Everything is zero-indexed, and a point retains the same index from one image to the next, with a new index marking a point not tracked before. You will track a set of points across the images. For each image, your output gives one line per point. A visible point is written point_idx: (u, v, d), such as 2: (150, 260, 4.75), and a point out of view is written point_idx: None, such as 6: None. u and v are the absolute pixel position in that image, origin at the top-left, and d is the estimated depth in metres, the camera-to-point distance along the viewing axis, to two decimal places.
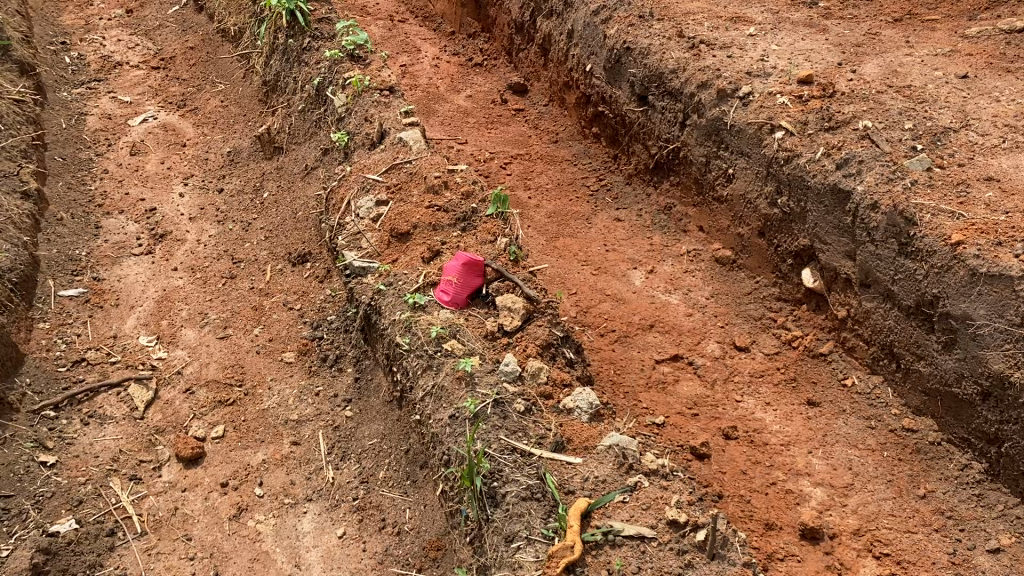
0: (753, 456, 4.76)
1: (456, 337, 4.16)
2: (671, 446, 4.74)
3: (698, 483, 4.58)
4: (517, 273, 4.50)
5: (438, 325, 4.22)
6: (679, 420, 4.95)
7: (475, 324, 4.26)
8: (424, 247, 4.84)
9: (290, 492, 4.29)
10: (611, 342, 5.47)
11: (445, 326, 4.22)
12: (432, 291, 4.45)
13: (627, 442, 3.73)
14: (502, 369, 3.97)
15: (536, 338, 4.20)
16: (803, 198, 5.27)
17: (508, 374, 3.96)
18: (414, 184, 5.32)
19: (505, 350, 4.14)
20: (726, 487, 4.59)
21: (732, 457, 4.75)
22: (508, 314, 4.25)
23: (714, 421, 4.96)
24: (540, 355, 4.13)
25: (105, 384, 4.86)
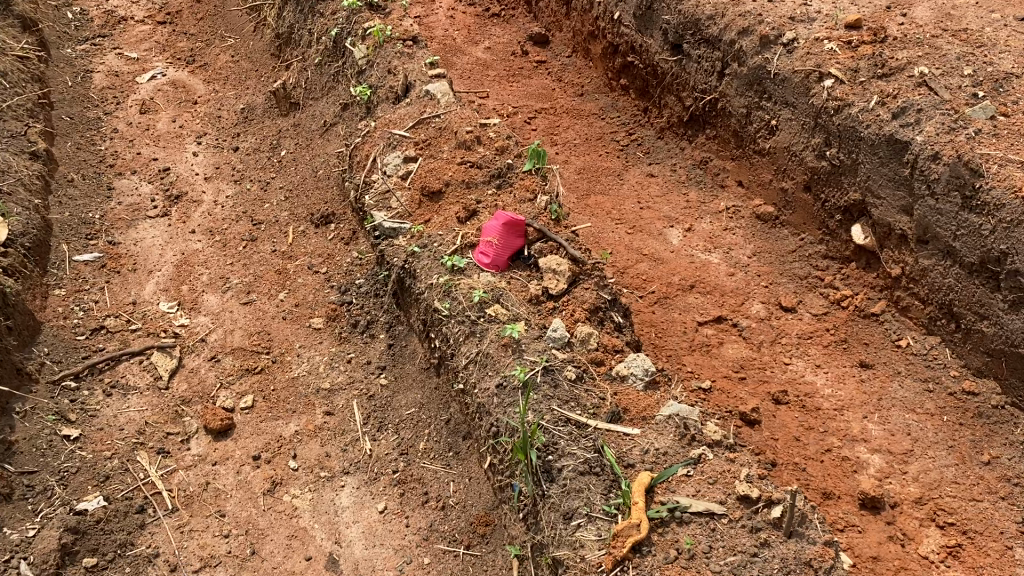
0: (805, 422, 4.56)
1: (499, 301, 3.93)
2: (720, 412, 4.55)
3: (749, 451, 4.39)
4: (559, 234, 4.25)
5: (479, 289, 3.99)
6: (727, 385, 4.75)
7: (517, 287, 4.03)
8: (458, 206, 4.59)
9: (326, 465, 4.09)
10: (651, 304, 5.25)
11: (487, 289, 3.99)
12: (470, 253, 4.21)
13: (687, 412, 3.51)
14: (550, 335, 3.75)
15: (583, 302, 3.97)
16: (854, 149, 5.00)
17: (556, 342, 3.74)
18: (444, 140, 5.05)
19: (551, 315, 3.91)
20: (779, 455, 4.39)
21: (783, 423, 4.55)
22: (552, 277, 4.01)
23: (763, 386, 4.75)
24: (588, 320, 3.91)
25: (127, 352, 4.69)
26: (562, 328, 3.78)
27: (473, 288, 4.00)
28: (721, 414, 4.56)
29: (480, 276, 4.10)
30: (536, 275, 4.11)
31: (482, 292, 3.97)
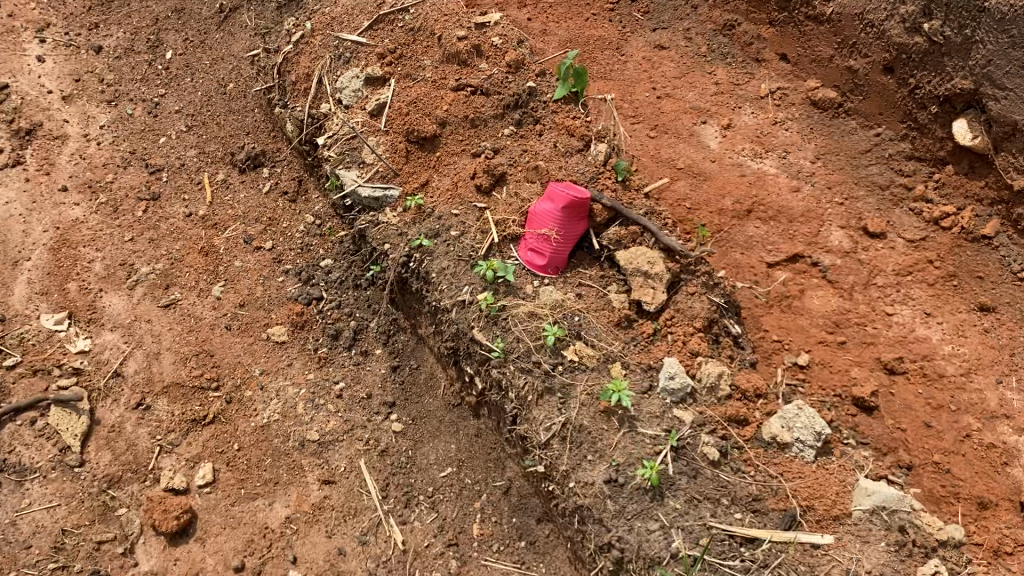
0: (929, 400, 3.36)
1: (579, 335, 2.67)
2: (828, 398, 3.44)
3: (875, 454, 3.34)
4: (636, 205, 2.94)
5: (544, 315, 2.70)
6: (824, 358, 3.57)
7: (596, 304, 2.77)
8: (471, 166, 3.18)
9: (341, 571, 2.86)
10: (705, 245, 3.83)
11: (556, 313, 2.70)
12: (514, 250, 2.89)
13: (895, 496, 2.41)
14: (666, 388, 2.55)
15: (693, 318, 2.74)
16: (971, 23, 3.56)
17: (678, 399, 2.57)
18: (423, 48, 3.51)
19: (655, 347, 2.70)
20: (910, 455, 3.31)
21: (906, 407, 3.37)
22: (644, 284, 2.76)
23: (865, 358, 3.54)
24: (708, 346, 2.73)
25: (9, 409, 3.20)
26: (683, 374, 2.59)
27: (535, 314, 2.70)
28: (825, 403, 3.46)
29: (539, 288, 2.81)
30: (616, 277, 2.85)
31: (550, 319, 2.69)
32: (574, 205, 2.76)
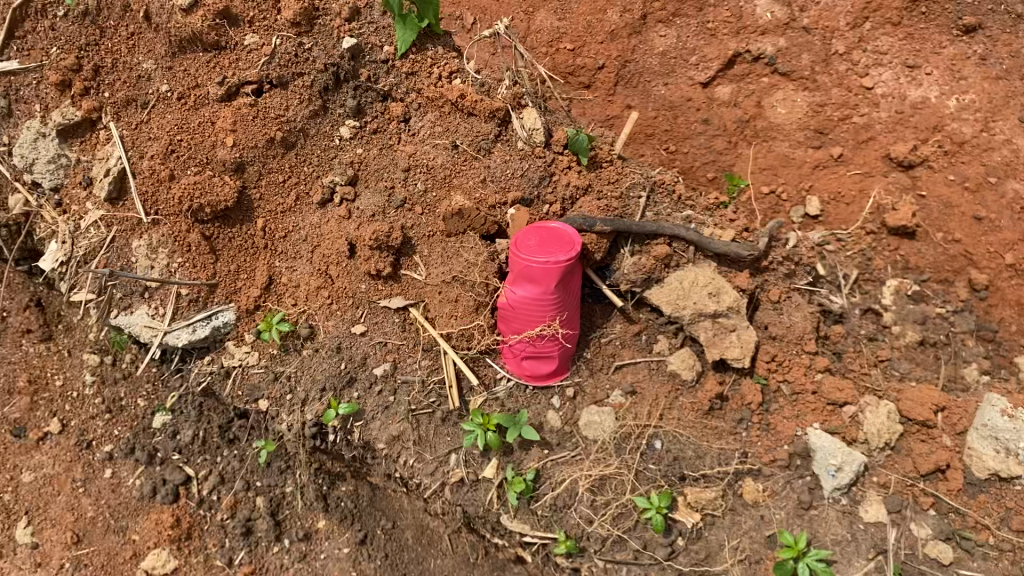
0: (962, 188, 1.67)
1: (680, 471, 1.66)
2: (868, 260, 1.80)
3: (944, 287, 1.74)
4: (632, 205, 1.82)
5: (616, 471, 1.65)
6: (835, 190, 1.80)
7: (664, 393, 1.74)
8: (337, 230, 1.90)
9: None
10: (627, 114, 1.89)
11: (630, 455, 1.67)
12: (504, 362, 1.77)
13: None
14: (836, 490, 1.66)
15: (799, 342, 1.76)
16: None
17: (854, 491, 1.70)
18: (129, 43, 1.93)
19: (776, 416, 1.74)
20: (982, 275, 1.69)
21: (947, 220, 1.70)
22: (719, 332, 1.71)
23: (873, 173, 1.75)
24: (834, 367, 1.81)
25: None
26: (847, 448, 1.69)
27: (602, 476, 1.64)
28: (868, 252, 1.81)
29: (570, 412, 1.73)
30: (658, 326, 1.78)
31: (628, 472, 1.65)
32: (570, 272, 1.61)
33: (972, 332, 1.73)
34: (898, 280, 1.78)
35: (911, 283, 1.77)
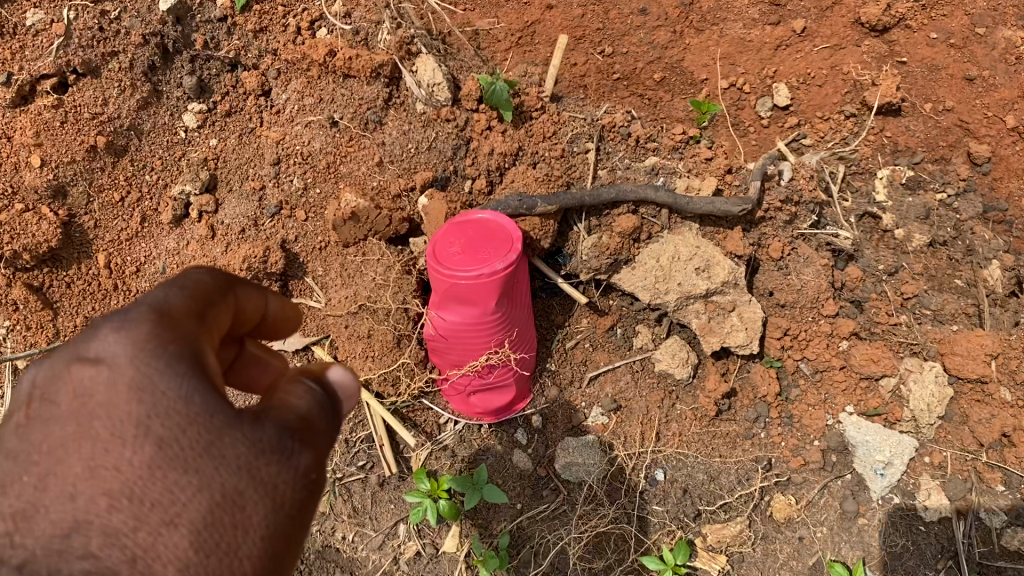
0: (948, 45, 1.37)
1: (693, 506, 1.30)
2: (858, 150, 1.47)
3: (940, 167, 1.45)
4: (577, 164, 1.39)
5: (613, 524, 1.28)
6: (801, 73, 1.43)
7: (656, 402, 1.35)
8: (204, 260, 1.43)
9: None
10: (549, 16, 1.43)
11: (628, 499, 1.30)
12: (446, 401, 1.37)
13: None
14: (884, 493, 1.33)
15: (816, 306, 1.38)
16: None
17: (904, 483, 1.33)
18: None
19: (800, 405, 1.38)
20: (983, 145, 1.40)
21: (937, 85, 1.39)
22: (716, 315, 1.32)
23: (843, 45, 1.41)
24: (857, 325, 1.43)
25: None
26: (890, 433, 1.33)
27: (596, 536, 1.28)
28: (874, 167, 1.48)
29: (542, 447, 1.34)
30: (634, 315, 1.38)
31: (629, 523, 1.29)
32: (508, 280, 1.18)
33: (981, 217, 1.43)
34: (890, 168, 1.47)
35: (906, 170, 1.46)
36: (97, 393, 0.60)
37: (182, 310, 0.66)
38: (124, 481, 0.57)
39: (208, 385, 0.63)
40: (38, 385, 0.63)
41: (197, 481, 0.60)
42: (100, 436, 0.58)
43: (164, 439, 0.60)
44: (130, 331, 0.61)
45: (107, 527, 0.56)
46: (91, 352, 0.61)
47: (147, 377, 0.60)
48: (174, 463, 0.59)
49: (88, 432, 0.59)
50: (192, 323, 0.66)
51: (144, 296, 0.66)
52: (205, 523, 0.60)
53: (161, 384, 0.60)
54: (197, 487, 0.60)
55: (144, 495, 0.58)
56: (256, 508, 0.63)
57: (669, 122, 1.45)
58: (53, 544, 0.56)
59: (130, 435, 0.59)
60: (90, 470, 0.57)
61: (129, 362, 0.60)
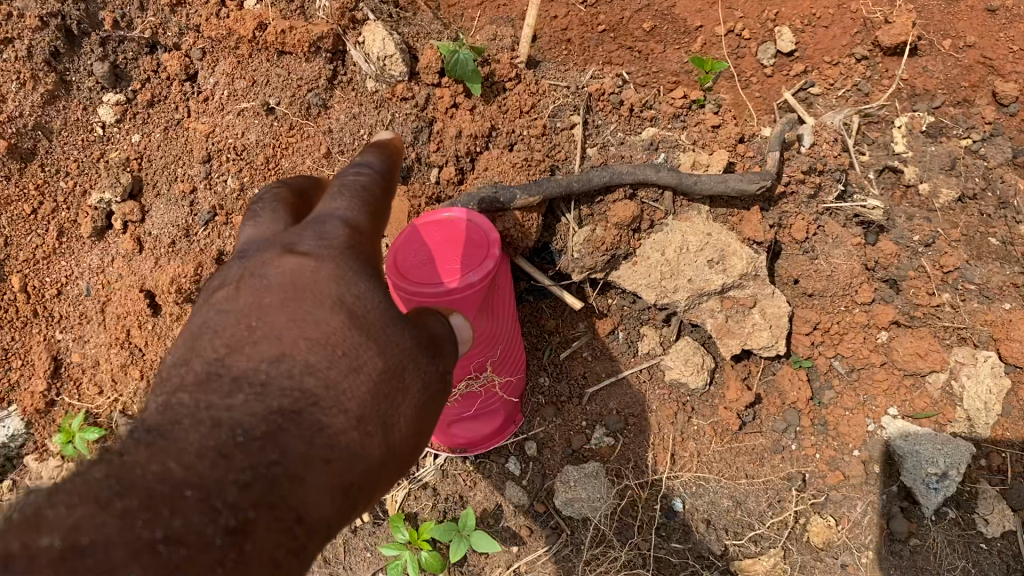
0: None
1: (717, 539, 1.12)
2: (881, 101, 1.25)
3: (962, 111, 1.24)
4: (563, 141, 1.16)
5: (626, 569, 1.11)
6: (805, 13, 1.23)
7: (668, 417, 1.16)
8: (133, 279, 1.21)
9: None
10: None
11: (642, 538, 1.12)
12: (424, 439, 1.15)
13: None
14: (931, 503, 1.10)
15: (849, 293, 1.18)
16: None
17: (958, 492, 1.13)
18: None
19: (835, 410, 1.18)
20: (1010, 84, 1.21)
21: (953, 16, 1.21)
22: (734, 314, 1.13)
23: None
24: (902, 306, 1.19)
25: None
26: (946, 438, 1.11)
27: None
28: (892, 117, 1.25)
29: (539, 474, 1.16)
30: (638, 316, 1.18)
31: (644, 565, 1.11)
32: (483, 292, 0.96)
33: (1012, 164, 1.22)
34: (908, 116, 1.24)
35: (925, 115, 1.24)
36: (299, 277, 0.62)
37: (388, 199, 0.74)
38: (329, 340, 0.60)
39: (371, 269, 0.67)
40: (244, 250, 0.67)
41: (376, 346, 0.63)
42: (292, 307, 0.60)
43: (350, 314, 0.62)
44: (333, 237, 0.65)
45: (293, 372, 0.57)
46: (300, 249, 0.65)
47: (347, 272, 0.64)
48: (363, 323, 0.63)
49: (270, 309, 0.60)
50: (374, 225, 0.70)
51: (329, 203, 0.69)
52: (380, 378, 0.62)
53: (357, 285, 0.64)
54: (376, 350, 0.62)
55: (338, 346, 0.60)
56: (419, 381, 0.66)
57: (662, 77, 1.24)
58: (240, 381, 0.55)
59: (321, 304, 0.61)
60: (293, 323, 0.59)
61: (335, 257, 0.64)
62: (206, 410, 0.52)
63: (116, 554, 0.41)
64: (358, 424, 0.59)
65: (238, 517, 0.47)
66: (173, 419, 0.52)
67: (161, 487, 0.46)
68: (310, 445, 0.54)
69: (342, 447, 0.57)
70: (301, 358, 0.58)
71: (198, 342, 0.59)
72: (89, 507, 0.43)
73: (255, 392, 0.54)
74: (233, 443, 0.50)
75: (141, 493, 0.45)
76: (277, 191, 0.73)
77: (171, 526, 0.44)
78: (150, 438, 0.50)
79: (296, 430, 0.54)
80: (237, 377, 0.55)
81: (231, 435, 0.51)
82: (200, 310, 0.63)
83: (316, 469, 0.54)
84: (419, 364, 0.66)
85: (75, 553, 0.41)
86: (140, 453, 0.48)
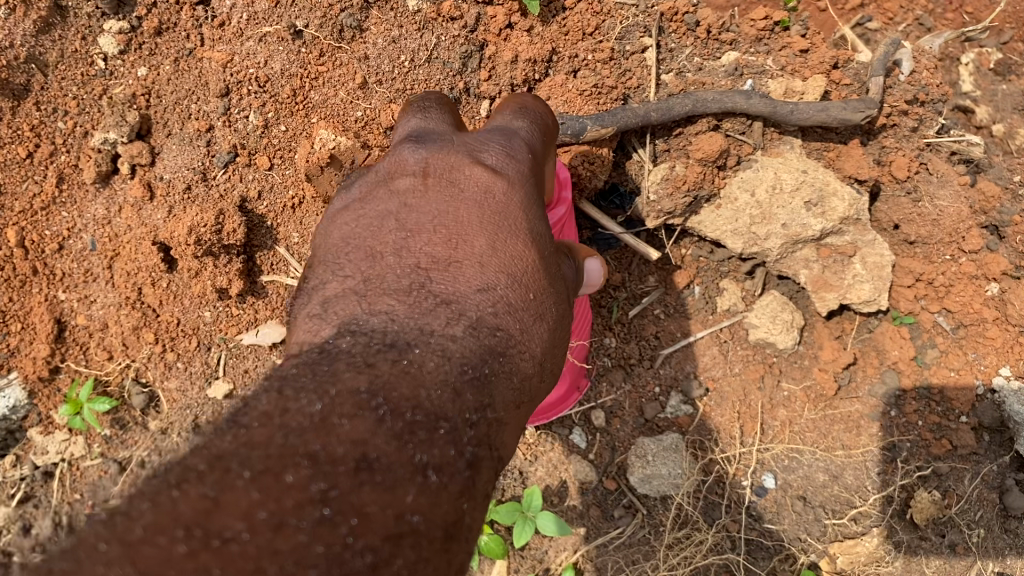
0: None
1: (816, 519, 1.01)
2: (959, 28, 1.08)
3: None
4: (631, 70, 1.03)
5: (714, 554, 1.02)
6: None
7: (754, 380, 1.05)
8: (144, 231, 1.04)
9: None
10: None
11: (730, 518, 1.02)
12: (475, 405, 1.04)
13: None
14: None
15: (956, 239, 1.01)
16: None
17: None
18: None
19: (940, 371, 1.01)
20: None
21: None
22: (833, 264, 0.99)
23: None
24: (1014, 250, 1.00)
25: None
26: None
27: (695, 569, 1.02)
28: (959, 54, 1.10)
29: (609, 447, 1.05)
30: (716, 267, 1.05)
31: (733, 549, 1.02)
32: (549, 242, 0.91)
33: None
34: (976, 52, 1.10)
35: (993, 52, 1.09)
36: (495, 199, 0.61)
37: (539, 145, 0.73)
38: (524, 278, 0.58)
39: (539, 203, 0.66)
40: (416, 158, 0.64)
41: (554, 291, 0.62)
42: (492, 232, 0.59)
43: (539, 254, 0.62)
44: (517, 162, 0.66)
45: (496, 307, 0.55)
46: (487, 163, 0.65)
47: (529, 202, 0.64)
48: (548, 266, 0.62)
49: (472, 228, 0.58)
50: (533, 163, 0.70)
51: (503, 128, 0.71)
52: (557, 325, 0.61)
53: (537, 223, 0.64)
54: (555, 295, 0.62)
55: (531, 289, 0.59)
56: (569, 329, 0.66)
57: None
58: (453, 307, 0.53)
59: (515, 235, 0.60)
60: (493, 249, 0.58)
61: (519, 184, 0.64)
62: (424, 328, 0.50)
63: (401, 474, 0.38)
64: (537, 369, 0.58)
65: (474, 453, 0.45)
66: (400, 340, 0.48)
67: (414, 414, 0.43)
68: (511, 388, 0.53)
69: (527, 389, 0.56)
70: (505, 295, 0.56)
71: (397, 245, 0.57)
72: (364, 420, 0.39)
73: (467, 327, 0.52)
74: (462, 381, 0.47)
75: (400, 415, 0.41)
76: (436, 105, 0.75)
77: (434, 454, 0.41)
78: (388, 360, 0.46)
79: (498, 371, 0.51)
80: (449, 298, 0.53)
81: (460, 371, 0.48)
82: (380, 214, 0.60)
83: (513, 410, 0.53)
84: (572, 313, 0.66)
85: (365, 468, 0.37)
86: (389, 371, 0.44)
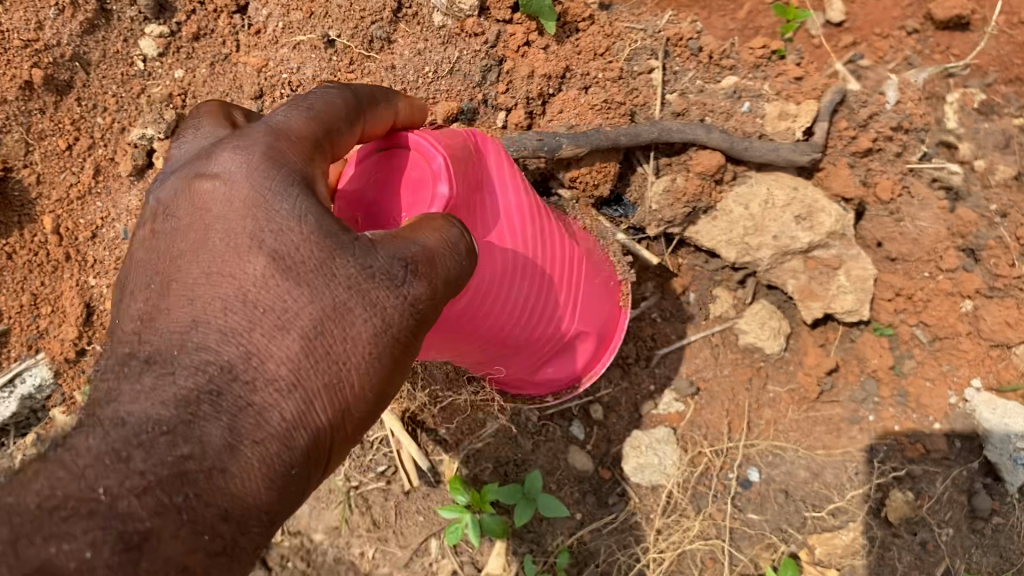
0: None
1: (796, 513, 1.09)
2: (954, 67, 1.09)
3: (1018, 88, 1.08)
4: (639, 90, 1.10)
5: (700, 540, 1.09)
6: None
7: (743, 382, 1.12)
8: None
9: None
10: None
11: (716, 507, 1.09)
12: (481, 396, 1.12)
13: None
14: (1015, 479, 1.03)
15: (934, 258, 1.08)
16: None
17: None
18: None
19: (916, 380, 1.09)
20: None
21: None
22: (819, 275, 1.07)
23: None
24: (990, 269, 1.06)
25: None
26: None
27: (682, 552, 1.09)
28: (946, 93, 1.09)
29: (604, 440, 1.12)
30: (711, 274, 1.13)
31: (718, 535, 1.09)
32: (489, 258, 0.78)
33: None
34: (961, 91, 1.09)
35: (978, 92, 1.09)
36: (213, 220, 0.59)
37: (335, 118, 0.64)
38: (237, 305, 0.57)
39: (298, 183, 0.60)
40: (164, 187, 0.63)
41: (312, 290, 0.58)
42: (208, 263, 0.58)
43: (279, 257, 0.58)
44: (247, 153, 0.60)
45: (210, 344, 0.56)
46: (212, 171, 0.61)
47: (259, 198, 0.59)
48: (305, 269, 0.58)
49: (181, 274, 0.58)
50: (285, 139, 0.61)
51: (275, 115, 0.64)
52: (317, 327, 0.58)
53: (277, 207, 0.59)
54: (309, 297, 0.58)
55: (261, 306, 0.57)
56: (384, 308, 0.60)
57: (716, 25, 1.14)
58: (152, 364, 0.55)
59: (242, 256, 0.58)
60: (208, 277, 0.58)
61: (245, 186, 0.59)
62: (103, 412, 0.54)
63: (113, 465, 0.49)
64: (291, 388, 0.57)
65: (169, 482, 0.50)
66: (69, 432, 0.53)
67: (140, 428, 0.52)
68: (234, 430, 0.54)
69: (272, 418, 0.56)
70: (230, 328, 0.56)
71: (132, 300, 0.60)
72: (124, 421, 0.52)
73: (162, 377, 0.54)
74: (135, 444, 0.51)
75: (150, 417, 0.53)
76: (209, 106, 0.69)
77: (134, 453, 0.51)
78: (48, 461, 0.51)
79: (208, 410, 0.54)
80: (148, 363, 0.55)
81: (154, 418, 0.52)
82: (133, 262, 0.63)
83: (249, 446, 0.54)
84: (386, 293, 0.60)
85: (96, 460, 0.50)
86: (72, 440, 0.51)
